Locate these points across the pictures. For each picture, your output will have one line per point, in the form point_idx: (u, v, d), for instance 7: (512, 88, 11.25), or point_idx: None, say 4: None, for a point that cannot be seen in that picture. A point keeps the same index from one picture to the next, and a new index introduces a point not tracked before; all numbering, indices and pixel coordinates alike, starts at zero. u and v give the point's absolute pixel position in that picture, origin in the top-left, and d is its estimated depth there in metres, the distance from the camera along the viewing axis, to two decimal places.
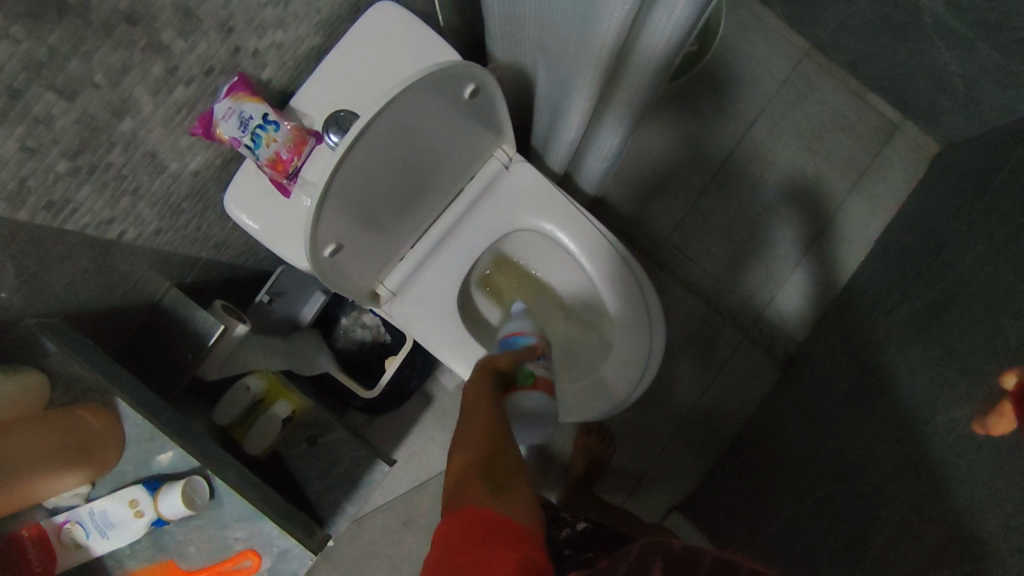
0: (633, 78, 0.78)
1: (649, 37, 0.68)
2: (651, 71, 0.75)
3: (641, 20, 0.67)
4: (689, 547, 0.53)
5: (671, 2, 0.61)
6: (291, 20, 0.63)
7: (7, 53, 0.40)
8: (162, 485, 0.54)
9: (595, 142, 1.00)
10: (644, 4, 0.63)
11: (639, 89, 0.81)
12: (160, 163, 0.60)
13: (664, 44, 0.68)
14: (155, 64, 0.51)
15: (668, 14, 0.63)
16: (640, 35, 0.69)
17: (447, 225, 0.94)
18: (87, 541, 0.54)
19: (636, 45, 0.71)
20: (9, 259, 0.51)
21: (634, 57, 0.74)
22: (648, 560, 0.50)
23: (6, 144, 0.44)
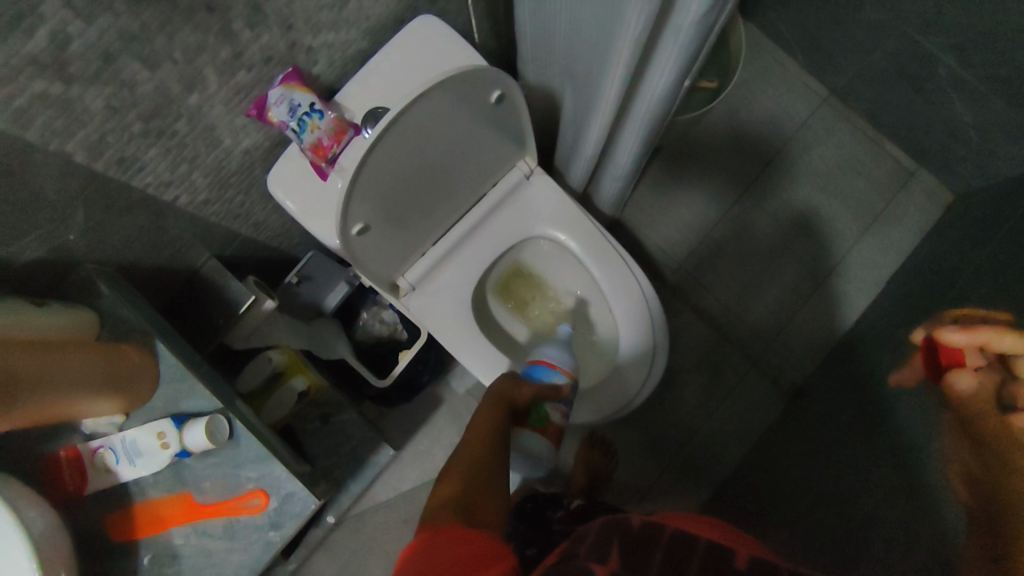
0: (646, 101, 0.84)
1: (660, 60, 0.74)
2: (662, 94, 0.81)
3: (651, 45, 0.73)
4: (646, 525, 0.56)
5: (677, 29, 0.67)
6: (343, 25, 0.71)
7: (108, 23, 0.47)
8: (188, 420, 0.59)
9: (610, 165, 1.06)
10: (654, 29, 0.69)
11: (652, 112, 0.86)
12: (216, 138, 0.67)
13: (672, 69, 0.74)
14: (223, 48, 0.59)
15: (675, 40, 0.69)
16: (651, 59, 0.75)
17: (467, 230, 1.00)
18: (116, 467, 0.59)
19: (648, 69, 0.77)
20: (80, 204, 0.58)
21: (647, 80, 0.80)
22: (606, 538, 0.54)
23: (95, 101, 0.51)
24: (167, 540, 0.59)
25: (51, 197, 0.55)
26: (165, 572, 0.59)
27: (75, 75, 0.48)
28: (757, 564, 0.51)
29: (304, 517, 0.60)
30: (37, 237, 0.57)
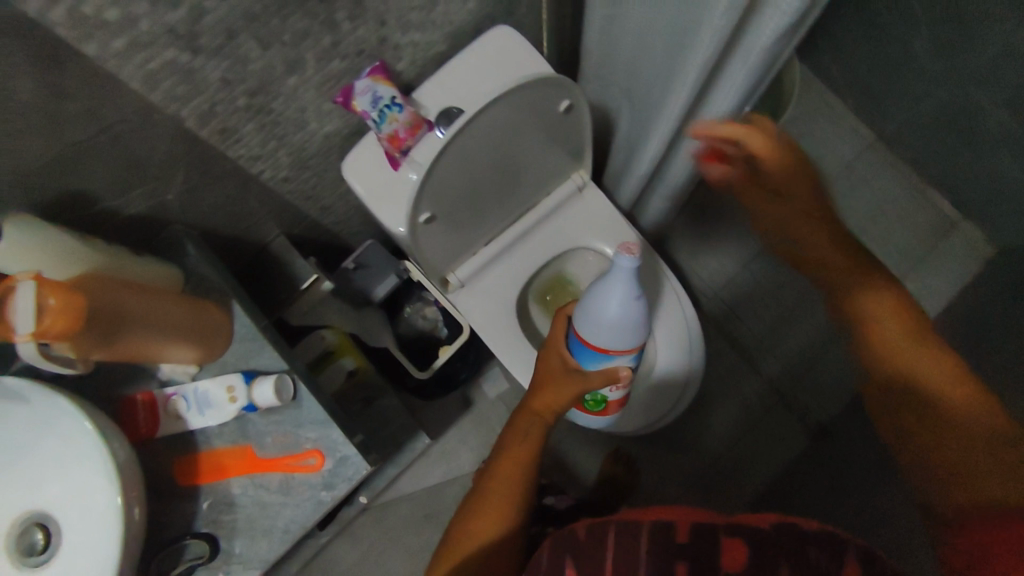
0: (704, 123, 0.87)
1: (725, 84, 0.76)
2: (721, 117, 0.84)
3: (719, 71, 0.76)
4: (592, 527, 0.55)
5: (746, 55, 0.69)
6: (429, 27, 0.76)
7: (239, 2, 0.52)
8: (257, 378, 0.63)
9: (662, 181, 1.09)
10: (723, 55, 0.72)
11: (709, 135, 0.89)
12: (304, 120, 0.72)
13: (736, 93, 0.77)
14: (325, 36, 0.64)
15: (742, 65, 0.71)
16: (716, 83, 0.78)
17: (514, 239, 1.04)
18: (185, 414, 0.63)
19: (712, 92, 0.80)
20: (181, 167, 0.63)
21: (710, 103, 0.82)
22: (557, 562, 0.53)
23: (213, 73, 0.56)
24: (225, 489, 0.63)
25: (159, 158, 0.60)
26: (221, 520, 0.62)
27: (202, 46, 0.53)
28: (700, 533, 0.50)
29: (355, 482, 0.62)
30: (141, 194, 0.61)
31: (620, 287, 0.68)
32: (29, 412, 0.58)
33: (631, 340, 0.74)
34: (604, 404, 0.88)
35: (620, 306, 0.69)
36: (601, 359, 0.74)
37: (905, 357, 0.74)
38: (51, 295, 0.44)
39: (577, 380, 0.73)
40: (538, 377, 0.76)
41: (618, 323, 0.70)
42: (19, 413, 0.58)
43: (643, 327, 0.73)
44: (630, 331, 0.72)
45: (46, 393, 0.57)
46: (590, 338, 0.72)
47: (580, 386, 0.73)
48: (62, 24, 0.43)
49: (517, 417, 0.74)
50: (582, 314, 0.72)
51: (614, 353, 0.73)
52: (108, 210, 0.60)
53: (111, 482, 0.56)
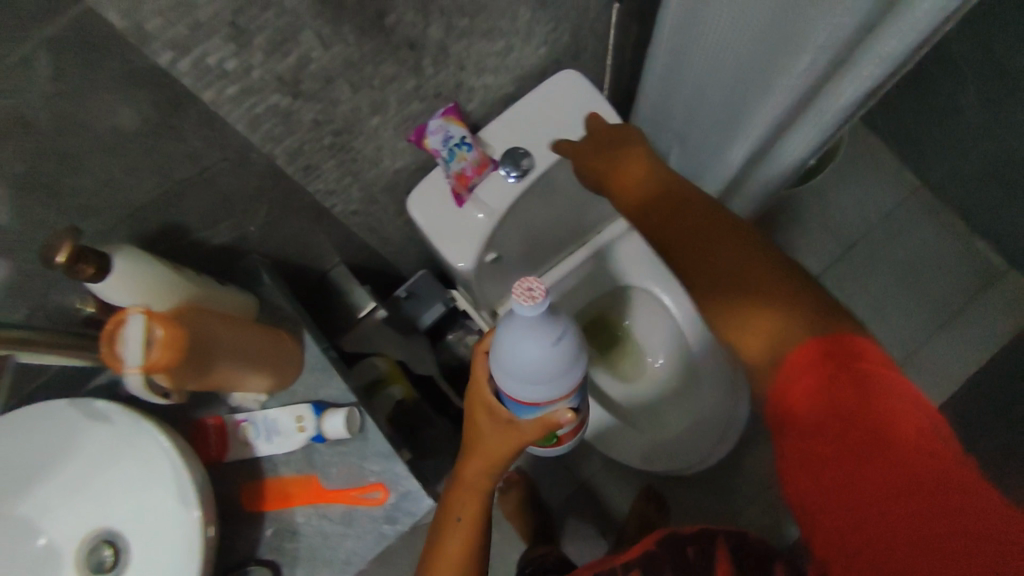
0: (769, 170, 0.87)
1: (793, 138, 0.77)
2: (786, 166, 0.84)
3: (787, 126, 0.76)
4: None
5: (820, 116, 0.70)
6: (501, 71, 0.78)
7: (340, 51, 0.54)
8: (326, 409, 0.64)
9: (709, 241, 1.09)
10: (795, 112, 0.73)
11: (775, 178, 0.89)
12: (378, 157, 0.74)
13: (804, 148, 0.77)
14: (409, 80, 0.66)
15: (813, 125, 0.72)
16: (783, 137, 0.79)
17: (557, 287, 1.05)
18: (255, 440, 0.65)
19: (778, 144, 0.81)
20: (264, 201, 0.65)
21: (776, 153, 0.83)
22: None
23: (307, 115, 0.58)
24: (289, 516, 0.64)
25: (247, 192, 0.62)
26: (284, 547, 0.63)
27: (302, 91, 0.55)
28: None
29: (419, 518, 0.63)
30: (224, 224, 0.63)
31: (526, 335, 0.50)
32: (111, 433, 0.60)
33: (567, 382, 0.54)
34: (557, 438, 0.66)
35: (537, 354, 0.50)
36: (534, 408, 0.55)
37: (707, 244, 0.53)
38: (160, 327, 0.47)
39: (509, 438, 0.57)
40: (468, 441, 0.61)
41: (544, 373, 0.52)
42: (100, 432, 0.60)
43: (574, 364, 0.53)
44: (554, 378, 0.52)
45: (132, 416, 0.58)
46: (511, 390, 0.54)
47: (515, 446, 0.57)
48: (189, 76, 0.45)
49: (451, 495, 0.61)
50: (498, 368, 0.53)
51: (544, 402, 0.54)
52: (195, 238, 0.62)
53: (188, 513, 0.57)
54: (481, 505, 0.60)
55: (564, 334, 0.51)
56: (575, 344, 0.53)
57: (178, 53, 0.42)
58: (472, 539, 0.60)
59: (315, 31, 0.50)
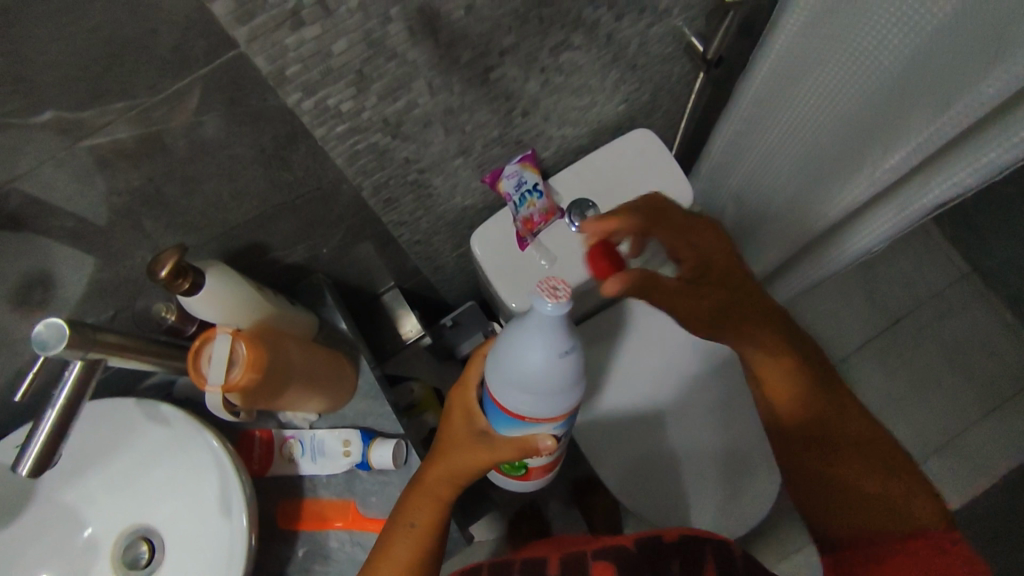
0: (828, 260, 0.82)
1: (873, 221, 0.71)
2: (846, 258, 0.79)
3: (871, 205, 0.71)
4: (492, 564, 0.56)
5: (906, 203, 0.65)
6: (582, 125, 0.79)
7: (444, 100, 0.56)
8: (375, 438, 0.65)
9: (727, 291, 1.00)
10: (884, 194, 0.68)
11: (829, 271, 0.84)
12: (452, 195, 0.76)
13: (876, 241, 0.72)
14: (497, 128, 0.67)
15: (897, 213, 0.67)
16: (858, 220, 0.74)
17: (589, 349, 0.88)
18: (299, 458, 0.65)
19: (850, 225, 0.75)
20: (342, 226, 0.67)
21: (844, 242, 0.78)
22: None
23: (400, 154, 0.60)
24: (323, 539, 0.64)
25: (329, 218, 0.64)
26: (315, 569, 0.63)
27: (402, 132, 0.57)
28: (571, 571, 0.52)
29: None
30: (301, 245, 0.65)
31: (534, 344, 0.47)
32: (169, 434, 0.61)
33: (560, 404, 0.51)
34: (525, 470, 0.61)
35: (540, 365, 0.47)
36: (517, 424, 0.52)
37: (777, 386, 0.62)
38: (243, 346, 0.50)
39: (480, 452, 0.53)
40: (439, 445, 0.57)
41: (538, 388, 0.48)
42: (157, 434, 0.61)
43: (572, 389, 0.50)
44: (547, 397, 0.49)
45: (191, 424, 0.59)
46: (501, 396, 0.51)
47: (485, 462, 0.53)
48: (307, 115, 0.47)
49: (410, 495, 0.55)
50: (494, 370, 0.50)
51: (530, 420, 0.52)
52: (273, 256, 0.64)
53: (227, 527, 0.58)
54: (441, 511, 0.55)
55: (572, 356, 0.48)
56: (578, 369, 0.49)
57: (306, 95, 0.45)
58: (426, 544, 0.54)
59: (427, 81, 0.52)
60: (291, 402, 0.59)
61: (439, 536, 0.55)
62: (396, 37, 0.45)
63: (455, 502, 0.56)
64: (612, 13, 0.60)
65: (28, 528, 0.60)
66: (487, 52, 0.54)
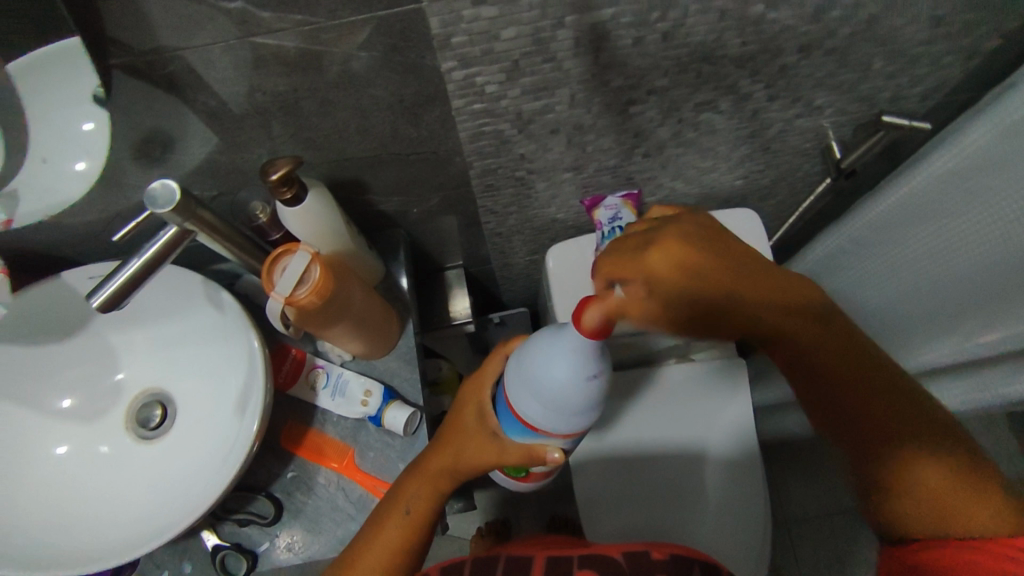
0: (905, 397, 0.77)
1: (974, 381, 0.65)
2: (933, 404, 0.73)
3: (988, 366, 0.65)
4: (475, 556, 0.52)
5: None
6: (693, 185, 0.79)
7: (578, 114, 0.58)
8: (394, 399, 0.66)
9: (769, 397, 0.98)
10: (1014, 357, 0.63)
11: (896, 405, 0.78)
12: (548, 202, 0.77)
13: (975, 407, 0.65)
14: (615, 159, 0.68)
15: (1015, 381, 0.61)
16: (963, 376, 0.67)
17: (624, 402, 0.86)
18: (320, 389, 0.67)
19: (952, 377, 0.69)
20: (439, 194, 0.69)
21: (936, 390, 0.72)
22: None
23: (518, 149, 0.61)
24: (312, 471, 0.65)
25: (432, 181, 0.66)
26: (295, 496, 0.64)
27: (528, 130, 0.58)
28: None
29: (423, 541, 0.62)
30: (395, 197, 0.68)
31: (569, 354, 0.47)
32: (217, 319, 0.64)
33: (579, 421, 0.51)
34: (526, 472, 0.59)
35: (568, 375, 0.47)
36: (527, 433, 0.52)
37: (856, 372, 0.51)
38: (317, 270, 0.51)
39: (487, 449, 0.54)
40: (444, 434, 0.57)
41: (563, 400, 0.48)
42: (206, 315, 0.64)
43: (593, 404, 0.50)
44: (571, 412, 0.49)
45: (240, 319, 0.62)
46: (519, 404, 0.50)
47: (490, 461, 0.54)
48: (453, 82, 0.49)
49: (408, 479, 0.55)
50: (518, 377, 0.50)
51: (540, 431, 0.51)
52: (369, 196, 0.66)
53: (237, 423, 0.60)
54: (436, 499, 0.55)
55: (597, 377, 0.48)
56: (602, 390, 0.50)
57: (460, 66, 0.48)
58: (417, 532, 0.54)
59: (571, 92, 0.53)
60: (334, 335, 0.60)
61: (431, 524, 0.55)
62: (560, 43, 0.47)
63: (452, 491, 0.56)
64: (767, 92, 0.60)
65: (75, 346, 0.65)
66: (636, 87, 0.55)
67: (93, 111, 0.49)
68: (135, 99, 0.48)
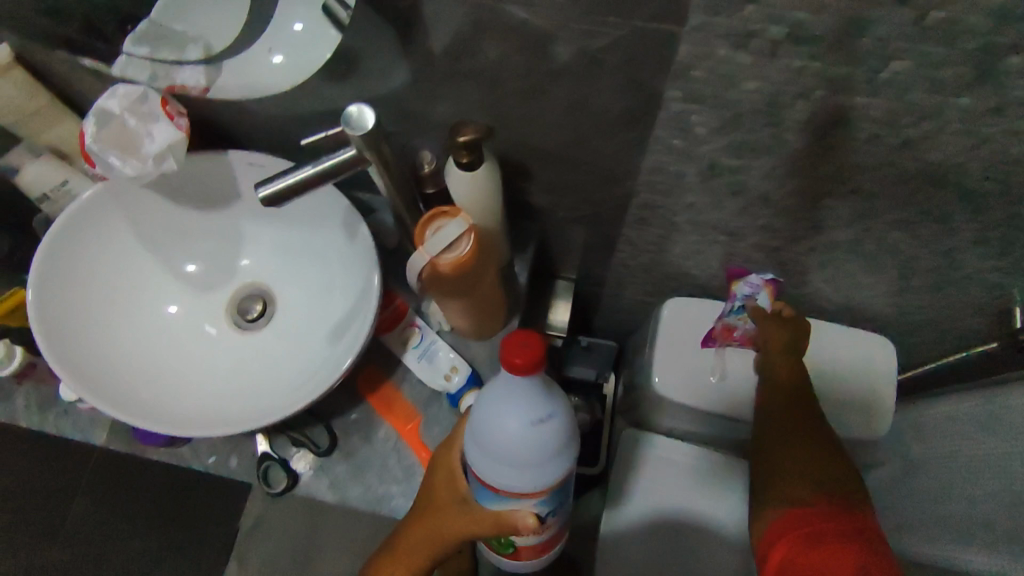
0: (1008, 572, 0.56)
1: None
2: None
3: None
4: None
5: None
6: (842, 296, 0.74)
7: (766, 187, 0.55)
8: (476, 387, 0.65)
9: None
10: None
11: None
12: (688, 255, 0.74)
13: None
14: (778, 241, 0.65)
15: None
16: None
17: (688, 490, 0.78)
18: (410, 348, 0.67)
19: None
20: (591, 210, 0.68)
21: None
22: None
23: (690, 196, 0.59)
24: (374, 421, 0.66)
25: (590, 196, 0.65)
26: (351, 438, 0.65)
27: (710, 183, 0.56)
28: None
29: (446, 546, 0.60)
30: (550, 198, 0.67)
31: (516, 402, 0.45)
32: (341, 246, 0.65)
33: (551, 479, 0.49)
34: (514, 546, 0.57)
35: (515, 424, 0.45)
36: (499, 496, 0.50)
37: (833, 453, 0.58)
38: (468, 245, 0.49)
39: (462, 517, 0.53)
40: (419, 510, 0.57)
41: (522, 455, 0.46)
42: (332, 237, 0.65)
43: (557, 458, 0.47)
44: (535, 463, 0.46)
45: (365, 255, 0.62)
46: (483, 474, 0.49)
47: (467, 530, 0.53)
48: (665, 112, 0.49)
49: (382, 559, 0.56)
50: (479, 448, 0.48)
51: (509, 492, 0.49)
52: (526, 188, 0.66)
53: (328, 355, 0.61)
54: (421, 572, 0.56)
55: (556, 420, 0.46)
56: (569, 429, 0.48)
57: (681, 99, 0.46)
58: None
59: (774, 163, 0.51)
60: (452, 305, 0.59)
61: None
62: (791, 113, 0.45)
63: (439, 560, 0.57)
64: (973, 236, 0.56)
65: (215, 221, 0.69)
66: (842, 182, 0.52)
67: (329, 32, 0.52)
68: (370, 37, 0.50)
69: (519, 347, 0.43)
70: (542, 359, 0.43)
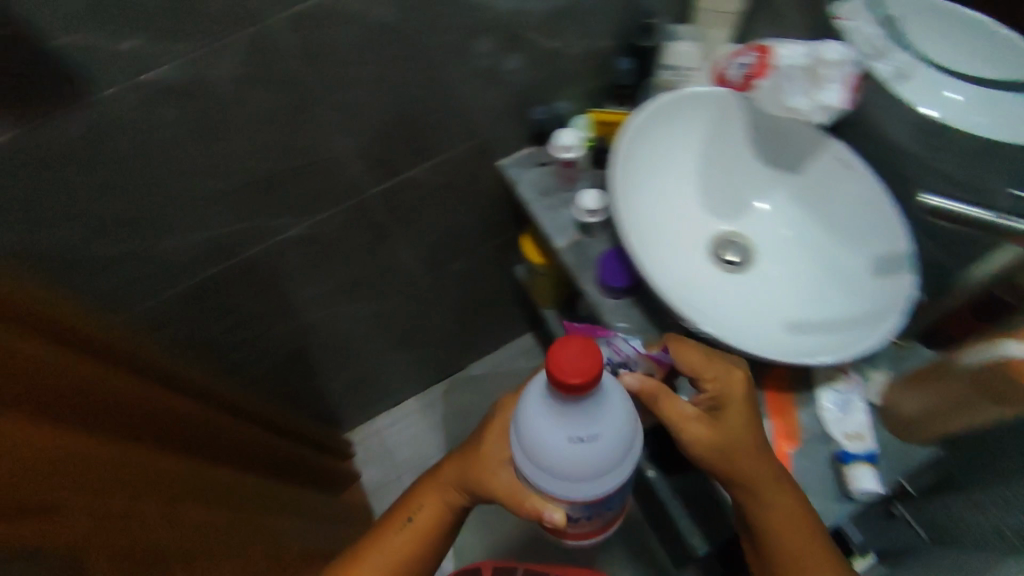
0: None
1: None
2: None
3: None
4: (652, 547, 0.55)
5: None
6: None
7: None
8: (869, 464, 0.62)
9: None
10: None
11: None
12: None
13: None
14: None
15: None
16: None
17: None
18: (831, 387, 0.68)
19: None
20: None
21: None
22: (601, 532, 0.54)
23: None
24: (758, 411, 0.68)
25: None
26: None
27: None
28: None
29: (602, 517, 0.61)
30: None
31: (554, 415, 0.46)
32: (861, 273, 0.69)
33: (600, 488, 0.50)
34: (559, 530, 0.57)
35: (562, 436, 0.46)
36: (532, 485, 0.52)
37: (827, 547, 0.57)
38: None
39: (495, 474, 0.58)
40: (456, 455, 0.64)
41: (583, 466, 0.47)
42: (857, 258, 0.70)
43: (590, 480, 0.48)
44: (563, 474, 0.47)
45: (894, 298, 0.64)
46: (519, 465, 0.51)
47: (497, 488, 0.57)
48: None
49: (419, 490, 0.65)
50: (517, 443, 0.51)
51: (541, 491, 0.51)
52: None
53: (791, 340, 0.67)
54: (444, 508, 0.64)
55: (600, 439, 0.46)
56: (614, 452, 0.47)
57: None
58: (427, 534, 0.63)
59: None
60: (932, 388, 0.60)
61: (443, 529, 0.64)
62: None
63: (463, 504, 0.63)
64: None
65: (771, 175, 0.78)
66: None
67: None
68: None
69: (573, 361, 0.43)
70: (592, 374, 0.42)
